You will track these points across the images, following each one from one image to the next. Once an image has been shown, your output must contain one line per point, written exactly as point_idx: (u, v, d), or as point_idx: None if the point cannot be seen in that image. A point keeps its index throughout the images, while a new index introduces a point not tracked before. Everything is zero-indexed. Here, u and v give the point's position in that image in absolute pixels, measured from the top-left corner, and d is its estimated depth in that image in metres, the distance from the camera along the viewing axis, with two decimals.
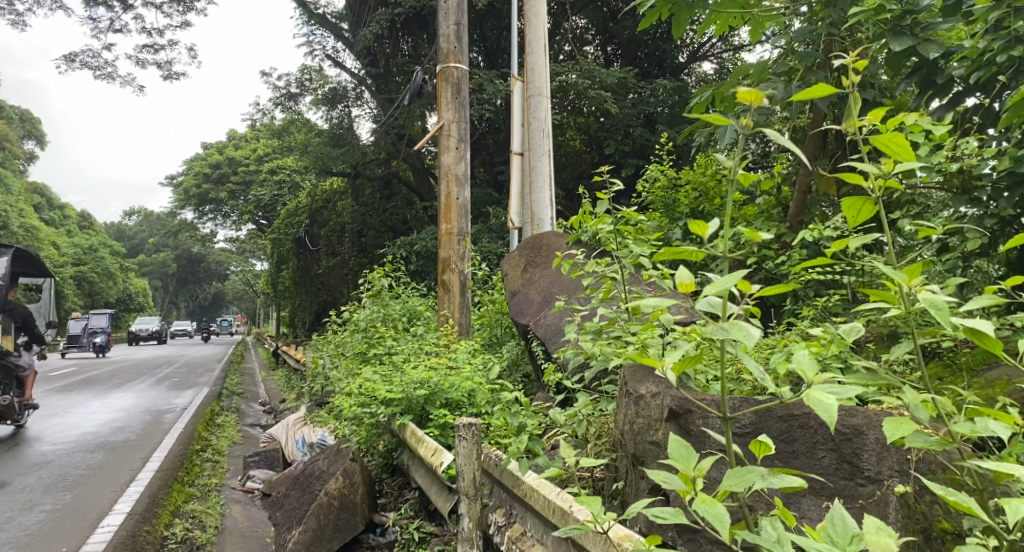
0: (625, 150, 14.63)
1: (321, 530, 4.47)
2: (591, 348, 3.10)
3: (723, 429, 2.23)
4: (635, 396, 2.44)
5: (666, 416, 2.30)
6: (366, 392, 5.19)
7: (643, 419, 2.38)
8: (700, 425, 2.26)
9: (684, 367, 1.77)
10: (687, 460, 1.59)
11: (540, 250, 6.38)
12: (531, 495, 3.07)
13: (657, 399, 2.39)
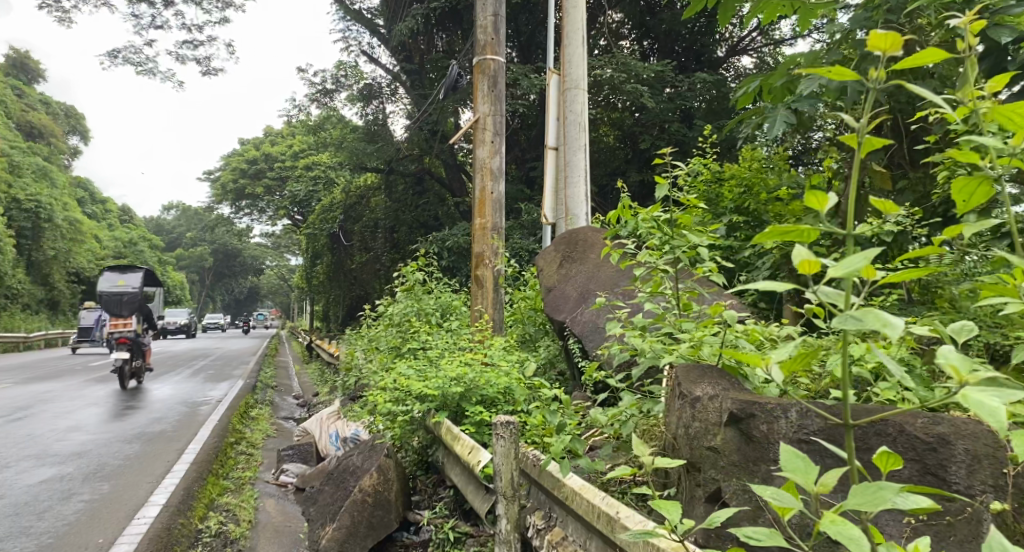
0: (661, 146, 14.39)
1: (355, 527, 4.41)
2: (640, 344, 2.96)
3: (788, 435, 2.07)
4: (691, 398, 2.33)
5: (727, 419, 2.18)
6: (400, 386, 5.12)
7: (700, 422, 2.28)
8: (765, 431, 2.14)
9: (793, 365, 1.88)
10: (804, 473, 1.50)
11: (576, 245, 6.22)
12: (574, 499, 2.96)
13: (715, 402, 2.28)
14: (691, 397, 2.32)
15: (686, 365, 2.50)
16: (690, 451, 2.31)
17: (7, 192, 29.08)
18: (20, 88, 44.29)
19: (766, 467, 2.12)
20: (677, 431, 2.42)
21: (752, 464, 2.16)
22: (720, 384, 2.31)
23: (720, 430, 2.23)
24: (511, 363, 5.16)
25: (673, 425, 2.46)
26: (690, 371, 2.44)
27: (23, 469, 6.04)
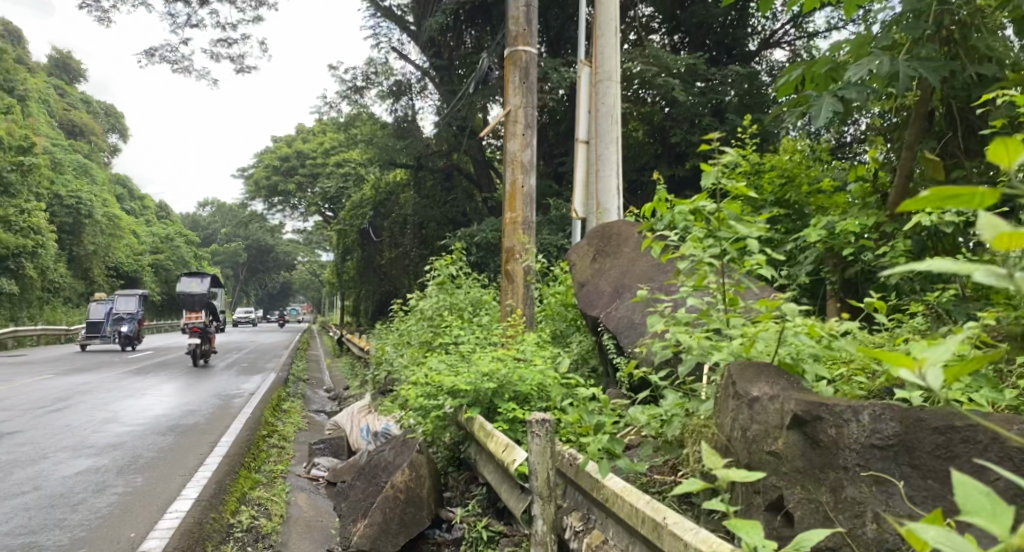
0: (693, 140, 14.12)
1: (387, 524, 4.34)
2: (686, 340, 2.83)
3: (855, 438, 2.23)
4: (748, 398, 2.47)
5: (790, 423, 2.31)
6: (433, 382, 5.04)
7: (760, 425, 2.41)
8: (832, 434, 2.26)
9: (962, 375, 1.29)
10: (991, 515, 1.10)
11: (610, 239, 6.05)
12: (616, 501, 2.86)
13: (776, 403, 2.41)
14: (749, 397, 2.47)
15: (739, 363, 2.64)
16: (748, 454, 2.42)
17: (49, 189, 29.73)
18: (61, 88, 45.30)
19: (834, 474, 2.25)
20: (732, 432, 2.54)
21: (817, 470, 2.28)
22: (777, 386, 2.46)
23: (781, 433, 2.35)
24: (544, 359, 5.03)
25: (726, 427, 2.57)
26: (743, 370, 2.58)
27: (58, 461, 6.09)
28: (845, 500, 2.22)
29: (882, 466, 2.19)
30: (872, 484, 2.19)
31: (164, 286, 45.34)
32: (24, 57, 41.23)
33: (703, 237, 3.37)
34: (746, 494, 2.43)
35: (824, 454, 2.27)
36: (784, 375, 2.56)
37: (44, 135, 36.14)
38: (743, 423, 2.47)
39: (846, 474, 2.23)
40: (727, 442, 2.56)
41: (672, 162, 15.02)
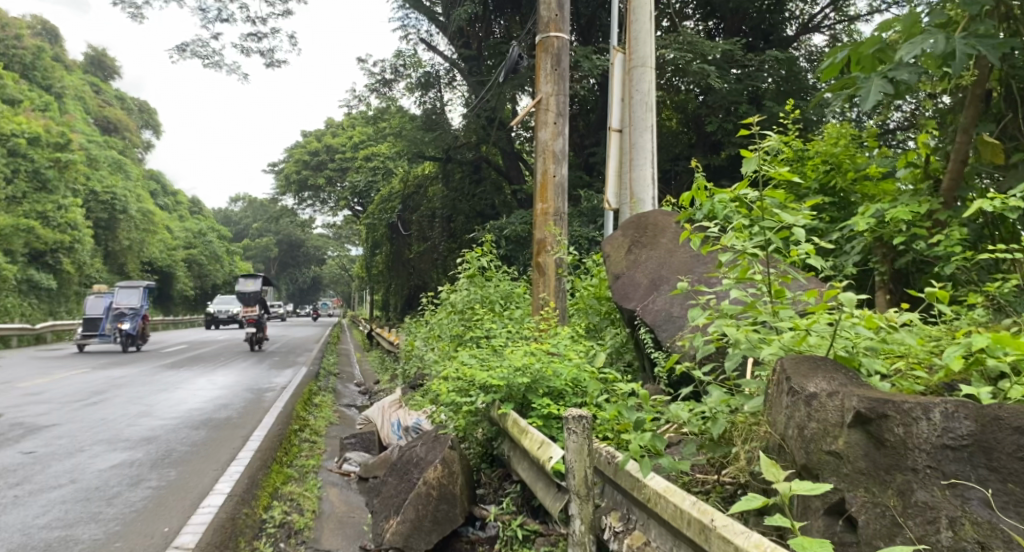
0: (728, 129, 13.83)
1: (420, 521, 4.27)
2: (733, 333, 2.72)
3: (926, 437, 2.15)
4: (804, 395, 2.38)
5: (853, 420, 2.22)
6: (466, 376, 4.95)
7: (818, 423, 2.31)
8: (900, 433, 2.18)
9: None
10: None
11: (645, 230, 5.91)
12: (657, 502, 2.76)
13: (835, 399, 2.32)
14: (807, 394, 2.37)
15: (793, 357, 2.54)
16: (806, 454, 2.33)
17: (86, 185, 30.25)
18: (98, 86, 46.11)
19: (901, 476, 2.17)
20: (787, 431, 2.44)
21: (882, 471, 2.20)
22: (836, 382, 2.37)
23: (841, 432, 2.26)
24: (578, 354, 4.92)
25: (781, 425, 2.49)
26: (796, 361, 2.52)
27: (94, 454, 6.12)
28: (914, 505, 2.12)
29: (960, 469, 2.10)
30: (943, 486, 2.10)
31: (197, 281, 46.00)
32: (60, 56, 42.00)
33: (747, 225, 3.23)
34: (804, 497, 2.35)
35: (891, 455, 2.19)
36: (843, 370, 2.45)
37: (81, 132, 36.80)
38: (801, 421, 2.38)
39: (915, 476, 2.15)
40: (782, 440, 2.47)
41: (705, 153, 14.75)
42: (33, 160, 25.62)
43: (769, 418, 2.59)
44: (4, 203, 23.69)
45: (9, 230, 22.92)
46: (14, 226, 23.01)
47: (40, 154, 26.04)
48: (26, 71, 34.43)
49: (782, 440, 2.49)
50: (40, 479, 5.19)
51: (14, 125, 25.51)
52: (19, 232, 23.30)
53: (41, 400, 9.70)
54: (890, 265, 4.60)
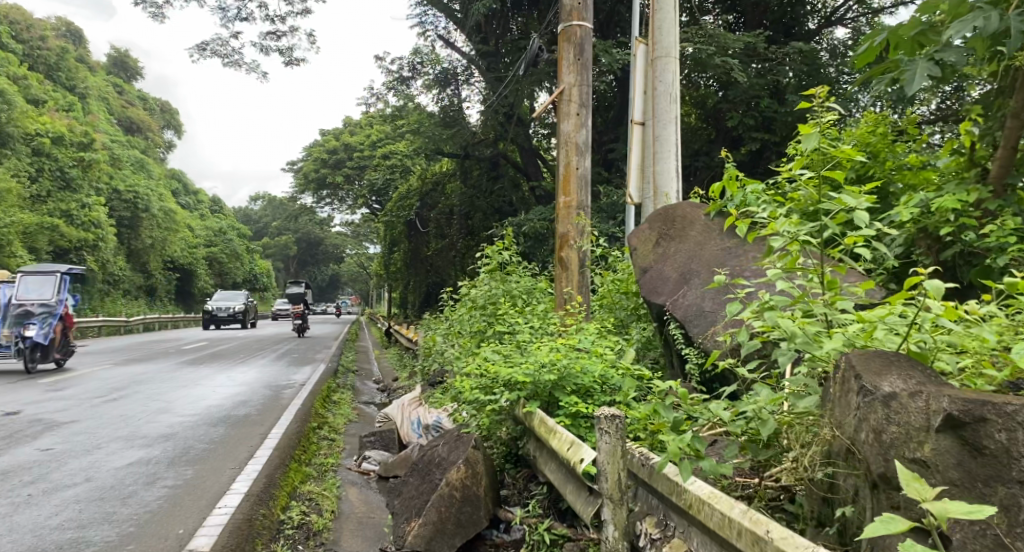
0: (750, 124, 13.54)
1: (442, 524, 4.11)
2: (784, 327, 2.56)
3: None
4: (880, 396, 2.17)
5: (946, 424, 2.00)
6: (490, 373, 4.79)
7: (900, 426, 2.10)
8: (1004, 440, 1.96)
9: None
10: None
11: (673, 222, 5.69)
12: (705, 510, 2.59)
13: (920, 400, 2.10)
14: (884, 395, 2.15)
15: (859, 352, 2.35)
16: (885, 462, 2.12)
17: (108, 184, 30.46)
18: (120, 86, 46.63)
19: (1004, 488, 1.95)
20: (859, 433, 2.25)
21: (980, 484, 1.98)
22: (913, 381, 2.16)
23: (928, 438, 2.05)
24: (606, 350, 4.75)
25: (850, 427, 2.29)
26: (864, 357, 2.32)
27: (112, 452, 6.02)
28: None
29: None
30: None
31: (217, 278, 46.31)
32: (83, 57, 42.46)
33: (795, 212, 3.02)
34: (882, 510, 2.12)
35: (994, 465, 1.97)
36: (919, 366, 2.24)
37: (104, 131, 37.14)
38: (877, 424, 2.16)
39: (1022, 488, 1.93)
40: (852, 444, 2.26)
41: (726, 147, 14.50)
42: (57, 160, 25.99)
43: (838, 421, 2.36)
44: (27, 201, 23.90)
45: (33, 228, 23.12)
46: (37, 224, 23.21)
47: (63, 154, 26.37)
48: (50, 72, 34.84)
49: (853, 444, 2.27)
50: (56, 477, 5.09)
51: (38, 124, 25.77)
52: (42, 230, 23.50)
53: (61, 397, 9.67)
54: (936, 256, 4.35)
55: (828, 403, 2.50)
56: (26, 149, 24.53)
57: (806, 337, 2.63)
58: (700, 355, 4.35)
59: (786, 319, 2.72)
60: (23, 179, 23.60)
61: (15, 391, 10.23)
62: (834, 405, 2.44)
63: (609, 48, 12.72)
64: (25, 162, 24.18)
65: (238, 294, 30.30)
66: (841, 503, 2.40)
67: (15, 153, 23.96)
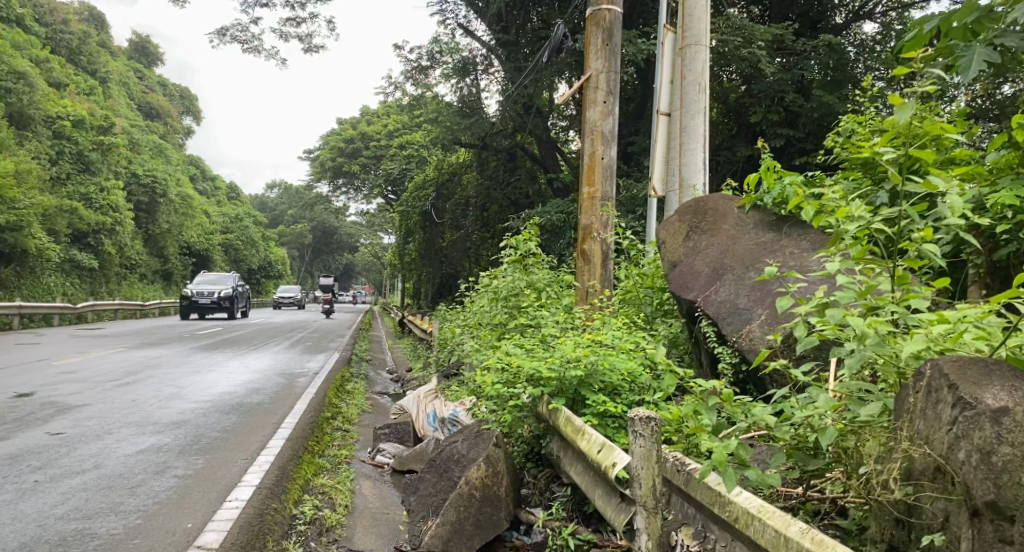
0: (775, 119, 13.23)
1: (460, 525, 3.93)
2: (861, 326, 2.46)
3: None
4: (986, 411, 2.04)
5: None
6: (512, 367, 4.60)
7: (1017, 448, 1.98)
8: None
9: None
10: None
11: (705, 214, 5.43)
12: (764, 526, 2.40)
13: None
14: (993, 411, 2.03)
15: (952, 360, 2.24)
16: (996, 488, 1.99)
17: (127, 168, 30.46)
18: (140, 72, 46.76)
19: None
20: (955, 451, 2.10)
21: None
22: (1019, 395, 2.06)
23: None
24: (634, 346, 4.54)
25: (942, 443, 2.14)
26: (956, 366, 2.20)
27: (122, 438, 5.89)
28: None
29: None
30: None
31: (233, 265, 46.44)
32: (105, 42, 42.58)
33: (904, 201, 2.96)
34: (985, 541, 2.01)
35: None
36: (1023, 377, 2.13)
37: (124, 116, 37.21)
38: (986, 444, 2.02)
39: None
40: (944, 464, 2.12)
41: (749, 142, 14.21)
42: (77, 143, 26.05)
43: (922, 436, 2.21)
44: (48, 183, 23.94)
45: (52, 210, 23.15)
46: (56, 206, 23.22)
47: (83, 137, 26.42)
48: (72, 56, 34.98)
49: (944, 462, 2.13)
50: (64, 463, 4.95)
51: (59, 107, 25.79)
52: (62, 212, 23.52)
53: (75, 380, 9.60)
54: (989, 258, 4.14)
55: (903, 414, 2.34)
56: (47, 131, 24.61)
57: (876, 338, 2.49)
58: (733, 355, 4.24)
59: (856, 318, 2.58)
60: (44, 161, 23.64)
61: (29, 372, 10.18)
62: (914, 417, 2.27)
63: (633, 38, 12.40)
64: (46, 144, 24.23)
65: (226, 277, 25.38)
66: (922, 530, 2.20)
67: (36, 136, 24.03)
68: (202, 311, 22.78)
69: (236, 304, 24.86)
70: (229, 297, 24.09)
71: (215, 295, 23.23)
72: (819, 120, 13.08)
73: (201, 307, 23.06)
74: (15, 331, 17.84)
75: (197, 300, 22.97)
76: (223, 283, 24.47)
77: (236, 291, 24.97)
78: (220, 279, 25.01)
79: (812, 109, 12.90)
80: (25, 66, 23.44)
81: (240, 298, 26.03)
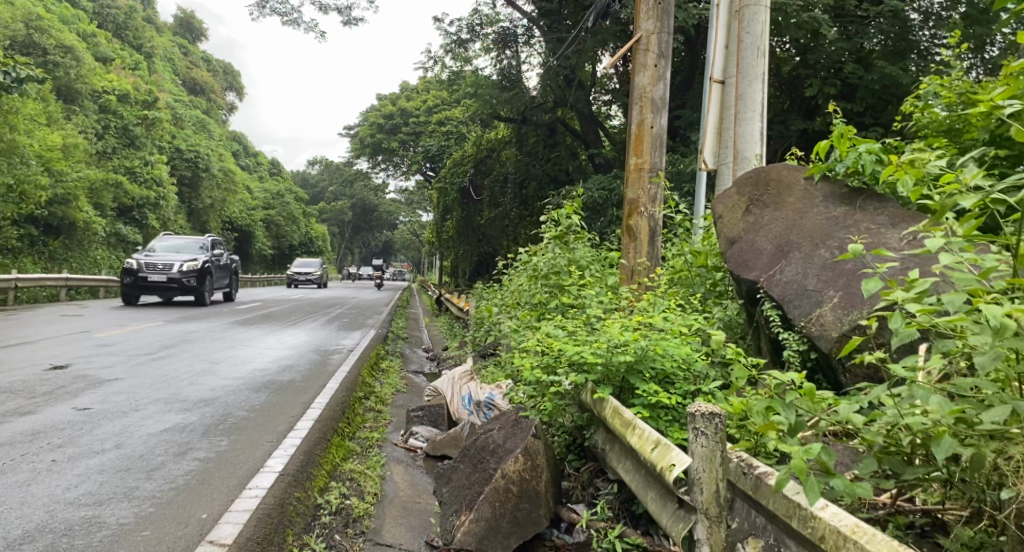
0: (832, 92, 12.46)
1: (496, 521, 3.58)
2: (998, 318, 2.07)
3: None
4: None
5: None
6: (554, 350, 4.23)
7: None
8: None
9: None
10: None
11: (767, 187, 4.96)
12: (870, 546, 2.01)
13: None
14: None
15: None
16: None
17: (171, 143, 30.67)
18: (185, 48, 47.04)
19: None
20: None
21: None
22: None
23: None
24: (687, 331, 4.13)
25: None
26: None
27: (147, 416, 5.68)
28: None
29: None
30: None
31: (274, 241, 46.89)
32: (152, 18, 42.89)
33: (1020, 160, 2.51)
34: None
35: None
36: None
37: (169, 92, 37.44)
38: None
39: None
40: None
41: (801, 117, 13.58)
42: (123, 117, 26.31)
43: None
44: (94, 158, 24.19)
45: (99, 184, 23.38)
46: (103, 179, 23.43)
47: (128, 112, 26.68)
48: (118, 31, 35.26)
49: None
50: (84, 442, 4.74)
51: (105, 83, 26.13)
52: (108, 186, 23.73)
53: (110, 353, 9.52)
54: None
55: None
56: (94, 105, 24.88)
57: (1017, 330, 2.08)
58: (800, 342, 3.93)
59: (987, 305, 2.17)
60: (91, 135, 23.88)
61: (67, 344, 10.14)
62: None
63: (682, 4, 11.73)
64: (93, 118, 24.46)
65: (195, 243, 17.99)
66: None
67: (83, 110, 24.30)
68: (154, 293, 15.78)
69: (212, 279, 17.78)
70: (195, 271, 16.90)
71: (172, 268, 16.12)
72: (880, 92, 12.31)
73: (153, 286, 16.03)
74: (60, 302, 17.98)
75: (147, 276, 15.94)
76: (187, 252, 17.18)
77: (212, 262, 17.90)
78: (191, 245, 17.90)
79: (872, 81, 12.11)
80: (72, 40, 23.58)
81: (221, 272, 18.86)
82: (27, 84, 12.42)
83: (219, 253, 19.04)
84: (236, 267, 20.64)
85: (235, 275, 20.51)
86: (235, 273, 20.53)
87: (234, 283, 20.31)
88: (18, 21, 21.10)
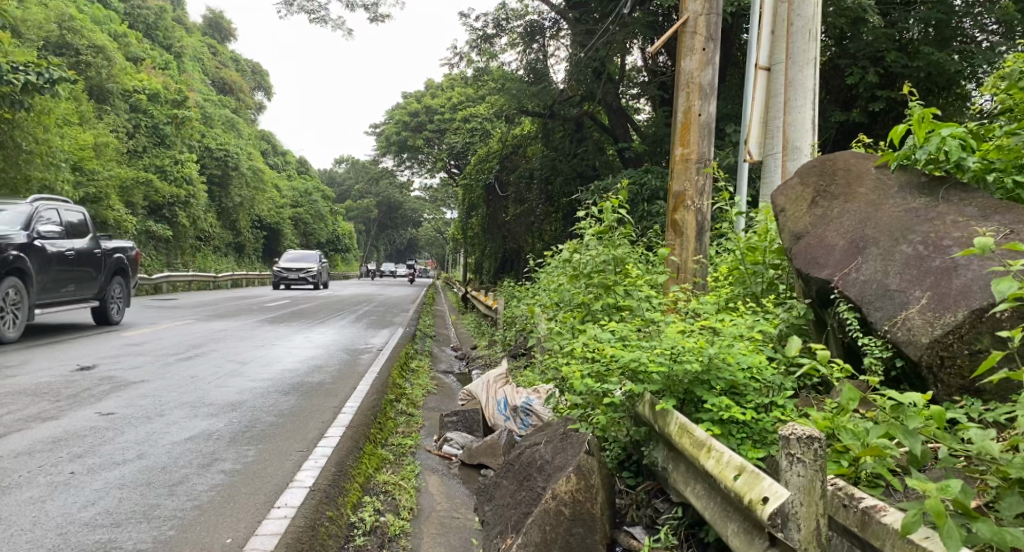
0: (875, 81, 11.84)
1: (547, 547, 3.25)
2: None
3: None
4: None
5: None
6: (606, 356, 3.84)
7: None
8: None
9: None
10: None
11: (834, 177, 4.54)
12: None
13: None
14: None
15: None
16: None
17: (201, 141, 30.76)
18: (214, 48, 47.30)
19: None
20: None
21: None
22: None
23: None
24: (754, 336, 3.73)
25: None
26: None
27: (173, 422, 5.42)
28: None
29: None
30: None
31: (302, 238, 47.01)
32: (181, 18, 43.23)
33: None
34: None
35: None
36: None
37: (198, 90, 37.58)
38: None
39: None
40: None
41: (840, 108, 13.07)
42: (153, 116, 26.46)
43: None
44: (125, 156, 24.30)
45: (130, 183, 23.42)
46: (133, 178, 23.50)
47: (158, 110, 26.80)
48: (148, 32, 35.55)
49: None
50: (105, 450, 4.44)
51: (136, 82, 26.32)
52: (138, 185, 23.83)
53: (138, 352, 9.35)
54: None
55: None
56: (125, 105, 24.98)
57: None
58: (884, 348, 3.54)
59: None
60: (121, 134, 24.03)
61: (95, 343, 9.99)
62: None
63: None
64: (123, 117, 24.54)
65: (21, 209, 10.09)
66: None
67: (114, 109, 24.43)
68: None
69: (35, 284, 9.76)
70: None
71: None
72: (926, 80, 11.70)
73: None
74: None
75: None
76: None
77: (40, 250, 9.86)
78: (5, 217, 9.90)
79: (919, 69, 11.50)
80: (103, 40, 23.54)
81: (79, 269, 10.89)
82: (58, 85, 12.32)
83: (77, 237, 11.01)
84: (128, 264, 12.71)
85: (125, 276, 12.49)
86: (127, 273, 12.65)
87: (123, 293, 12.42)
88: (51, 22, 21.06)
